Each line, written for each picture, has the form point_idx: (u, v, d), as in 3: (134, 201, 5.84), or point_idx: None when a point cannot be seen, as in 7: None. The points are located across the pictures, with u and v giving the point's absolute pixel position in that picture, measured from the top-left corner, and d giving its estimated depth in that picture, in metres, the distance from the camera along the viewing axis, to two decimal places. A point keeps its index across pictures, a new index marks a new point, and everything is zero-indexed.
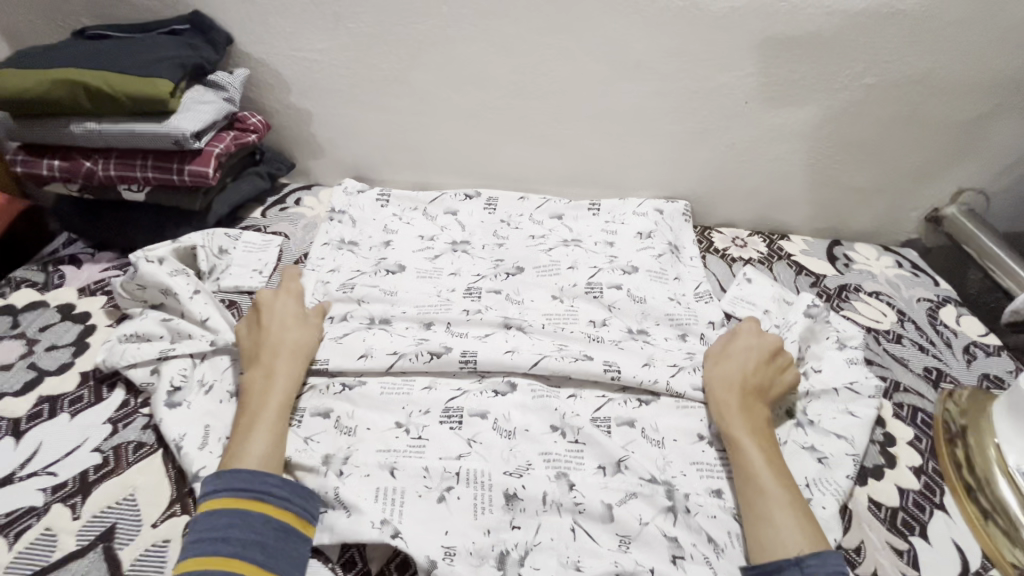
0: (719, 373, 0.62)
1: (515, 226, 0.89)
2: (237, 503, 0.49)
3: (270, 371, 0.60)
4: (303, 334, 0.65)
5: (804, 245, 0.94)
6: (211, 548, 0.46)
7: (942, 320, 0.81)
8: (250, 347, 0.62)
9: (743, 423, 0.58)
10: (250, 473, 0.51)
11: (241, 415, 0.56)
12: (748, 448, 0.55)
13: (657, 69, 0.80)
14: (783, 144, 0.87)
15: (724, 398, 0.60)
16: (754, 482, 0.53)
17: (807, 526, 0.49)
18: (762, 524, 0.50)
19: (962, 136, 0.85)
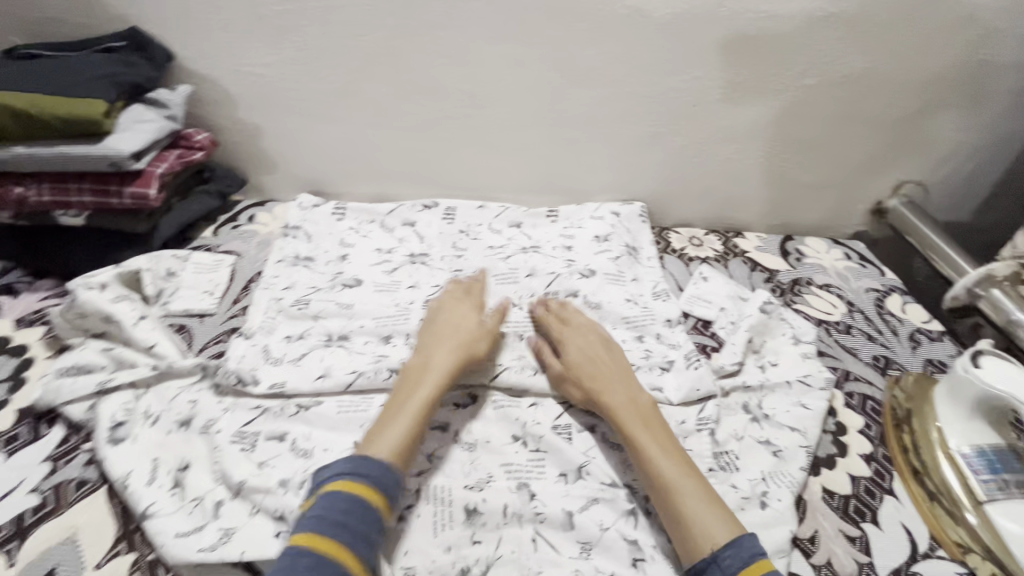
0: (585, 375, 0.61)
1: (475, 236, 0.89)
2: (354, 490, 0.49)
3: (427, 362, 0.60)
4: (481, 330, 0.64)
5: (757, 242, 0.96)
6: (318, 527, 0.46)
7: (889, 309, 0.84)
8: (421, 336, 0.64)
9: (633, 420, 0.57)
10: (381, 466, 0.51)
11: (393, 401, 0.57)
12: (647, 446, 0.55)
13: (606, 75, 0.81)
14: (733, 144, 0.90)
15: (608, 400, 0.59)
16: (663, 483, 0.52)
17: (721, 512, 0.50)
18: (682, 523, 0.50)
19: (898, 130, 0.89)
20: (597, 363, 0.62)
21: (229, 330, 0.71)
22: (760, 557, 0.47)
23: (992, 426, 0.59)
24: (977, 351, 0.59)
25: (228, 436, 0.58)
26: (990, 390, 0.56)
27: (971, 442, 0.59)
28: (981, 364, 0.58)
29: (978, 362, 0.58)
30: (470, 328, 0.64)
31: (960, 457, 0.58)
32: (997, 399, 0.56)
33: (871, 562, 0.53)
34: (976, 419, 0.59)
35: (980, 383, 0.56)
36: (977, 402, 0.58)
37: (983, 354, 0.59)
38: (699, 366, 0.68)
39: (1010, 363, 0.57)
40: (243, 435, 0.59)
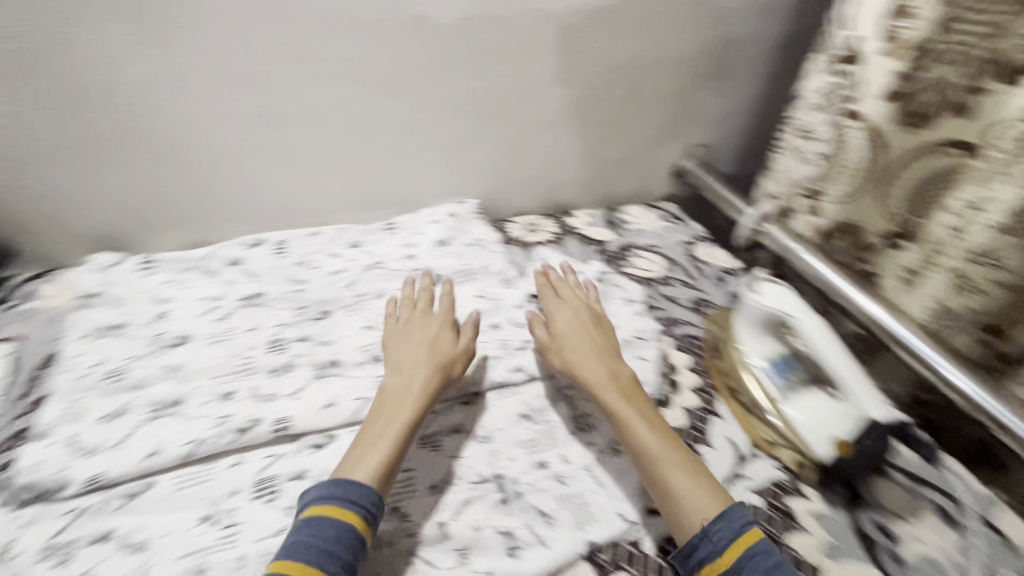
0: (570, 357, 0.65)
1: (313, 265, 0.85)
2: (340, 516, 0.48)
3: (408, 382, 0.60)
4: (458, 346, 0.66)
5: (586, 218, 1.05)
6: (303, 553, 0.45)
7: (699, 257, 0.97)
8: (394, 357, 0.64)
9: (616, 394, 0.60)
10: (352, 487, 0.50)
11: (371, 423, 0.57)
12: (629, 418, 0.58)
13: (410, 85, 0.82)
14: (544, 133, 0.97)
15: (593, 378, 0.62)
16: (648, 460, 0.55)
17: (709, 487, 0.52)
18: (672, 496, 0.52)
19: (675, 103, 1.02)
20: (583, 346, 0.66)
21: (17, 433, 0.60)
22: (749, 527, 0.49)
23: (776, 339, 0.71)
24: (758, 279, 0.69)
25: (34, 555, 0.49)
26: (770, 311, 0.67)
27: (765, 355, 0.70)
28: (762, 291, 0.68)
29: (759, 288, 0.69)
30: (448, 345, 0.65)
31: (758, 370, 0.69)
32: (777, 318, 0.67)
33: None
34: (765, 336, 0.71)
35: (763, 307, 0.67)
36: (765, 321, 0.70)
37: (762, 282, 0.69)
38: None
39: (782, 285, 0.68)
40: (54, 548, 0.50)
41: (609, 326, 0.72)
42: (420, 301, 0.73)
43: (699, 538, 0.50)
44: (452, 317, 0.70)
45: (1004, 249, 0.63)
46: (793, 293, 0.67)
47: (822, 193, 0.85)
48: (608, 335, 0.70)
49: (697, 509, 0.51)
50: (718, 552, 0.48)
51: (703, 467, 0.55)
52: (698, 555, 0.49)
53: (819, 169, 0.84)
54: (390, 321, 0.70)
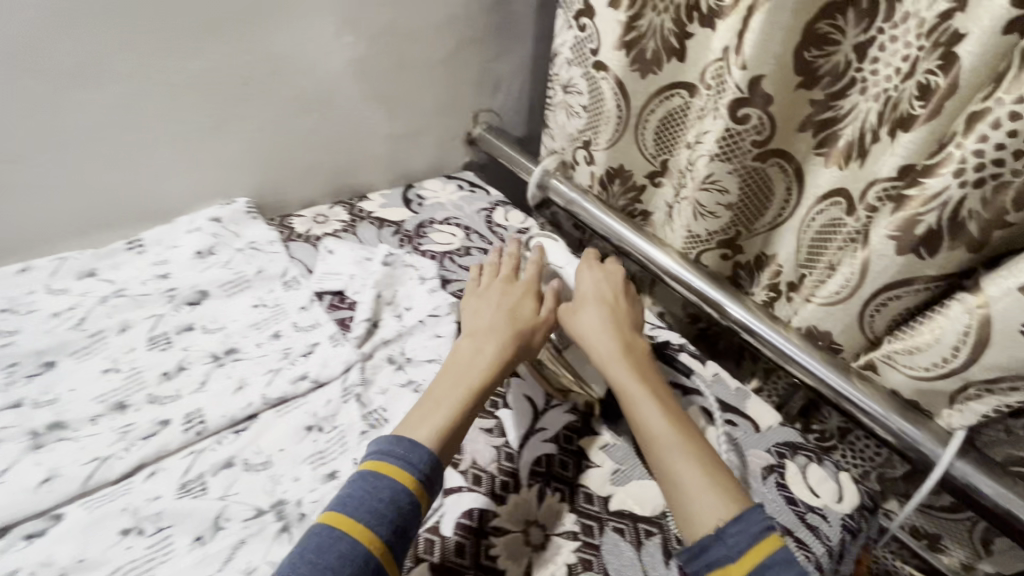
0: (585, 326, 0.64)
1: (27, 309, 0.68)
2: (398, 477, 0.47)
3: (478, 346, 0.60)
4: (539, 314, 0.65)
5: (381, 200, 0.99)
6: (359, 510, 0.45)
7: (497, 222, 0.97)
8: (470, 319, 0.64)
9: (631, 380, 0.59)
10: (413, 443, 0.50)
11: (439, 384, 0.57)
12: (643, 406, 0.56)
13: (115, 75, 0.70)
14: (307, 116, 0.88)
15: (606, 354, 0.61)
16: (661, 447, 0.53)
17: (723, 487, 0.50)
18: (683, 487, 0.50)
19: (449, 69, 0.99)
20: (602, 325, 0.64)
21: None
22: (767, 533, 0.46)
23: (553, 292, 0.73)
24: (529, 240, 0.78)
25: None
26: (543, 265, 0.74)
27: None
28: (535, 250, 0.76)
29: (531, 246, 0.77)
30: (528, 310, 0.65)
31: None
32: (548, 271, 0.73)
33: (506, 440, 0.61)
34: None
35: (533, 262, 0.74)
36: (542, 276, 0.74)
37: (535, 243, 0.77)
38: (343, 342, 0.68)
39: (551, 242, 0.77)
40: None
41: (638, 303, 0.70)
42: (505, 263, 0.71)
43: (708, 537, 0.47)
44: (536, 282, 0.69)
45: (720, 174, 0.68)
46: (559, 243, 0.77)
47: (594, 142, 0.87)
48: (635, 308, 0.69)
49: (709, 507, 0.48)
50: (733, 555, 0.45)
51: (722, 466, 0.52)
52: (707, 557, 0.46)
53: (585, 120, 0.87)
54: (472, 285, 0.70)
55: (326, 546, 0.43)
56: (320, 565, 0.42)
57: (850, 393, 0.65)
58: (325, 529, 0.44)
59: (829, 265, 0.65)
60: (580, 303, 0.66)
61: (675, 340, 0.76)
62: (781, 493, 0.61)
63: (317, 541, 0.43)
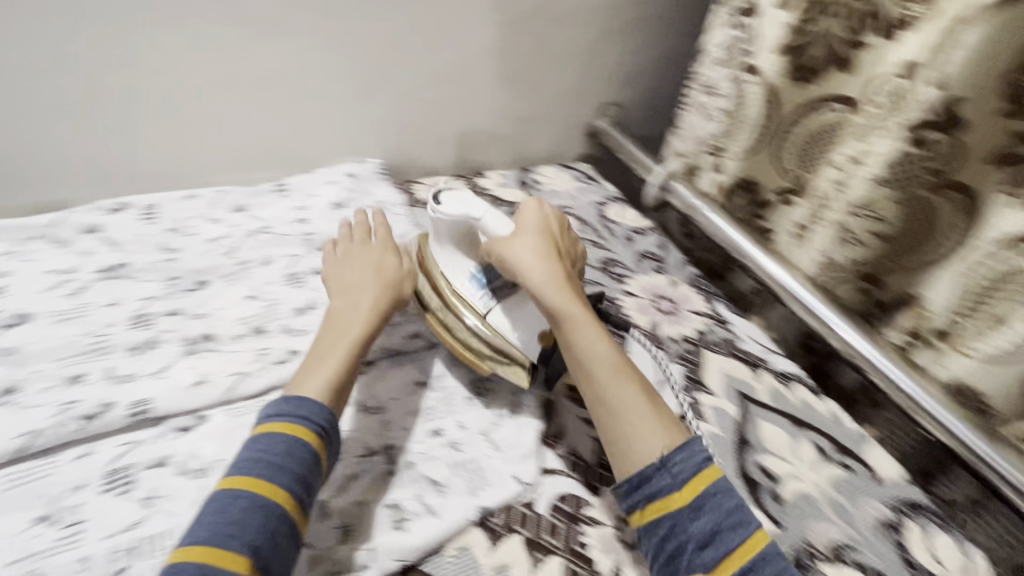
0: (526, 255, 0.59)
1: (189, 232, 0.76)
2: (291, 431, 0.48)
3: (352, 307, 0.59)
4: (403, 268, 0.65)
5: (498, 179, 1.01)
6: (257, 468, 0.45)
7: (610, 217, 0.96)
8: (337, 282, 0.62)
9: (575, 312, 0.57)
10: (314, 407, 0.50)
11: (320, 342, 0.57)
12: (590, 340, 0.55)
13: (293, 30, 0.76)
14: (444, 86, 0.91)
15: (552, 283, 0.57)
16: (609, 380, 0.54)
17: (663, 415, 0.53)
18: (629, 418, 0.52)
19: (585, 59, 0.99)
20: (546, 253, 0.60)
21: None
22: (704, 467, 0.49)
23: (468, 251, 0.66)
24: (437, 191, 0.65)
25: None
26: (453, 219, 0.64)
27: (467, 271, 0.64)
28: (441, 201, 0.64)
29: (439, 201, 0.64)
30: (395, 267, 0.64)
31: (462, 291, 0.63)
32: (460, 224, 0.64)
33: None
34: (449, 249, 0.66)
35: (444, 216, 0.63)
36: (452, 232, 0.65)
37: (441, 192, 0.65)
38: None
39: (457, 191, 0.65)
40: None
41: (573, 240, 0.67)
42: (358, 224, 0.69)
43: (656, 465, 0.49)
44: (390, 240, 0.68)
45: (880, 201, 0.65)
46: (473, 201, 0.64)
47: (725, 150, 0.82)
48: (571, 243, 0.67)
49: (659, 437, 0.51)
50: (677, 483, 0.49)
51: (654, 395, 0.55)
52: (650, 488, 0.49)
53: (719, 126, 0.82)
54: (327, 250, 0.67)
55: (227, 506, 0.43)
56: (226, 523, 0.41)
57: (998, 463, 0.60)
58: (222, 492, 0.44)
59: (996, 319, 0.58)
60: (526, 237, 0.61)
61: (789, 369, 0.73)
62: (898, 551, 0.56)
63: (218, 503, 0.43)
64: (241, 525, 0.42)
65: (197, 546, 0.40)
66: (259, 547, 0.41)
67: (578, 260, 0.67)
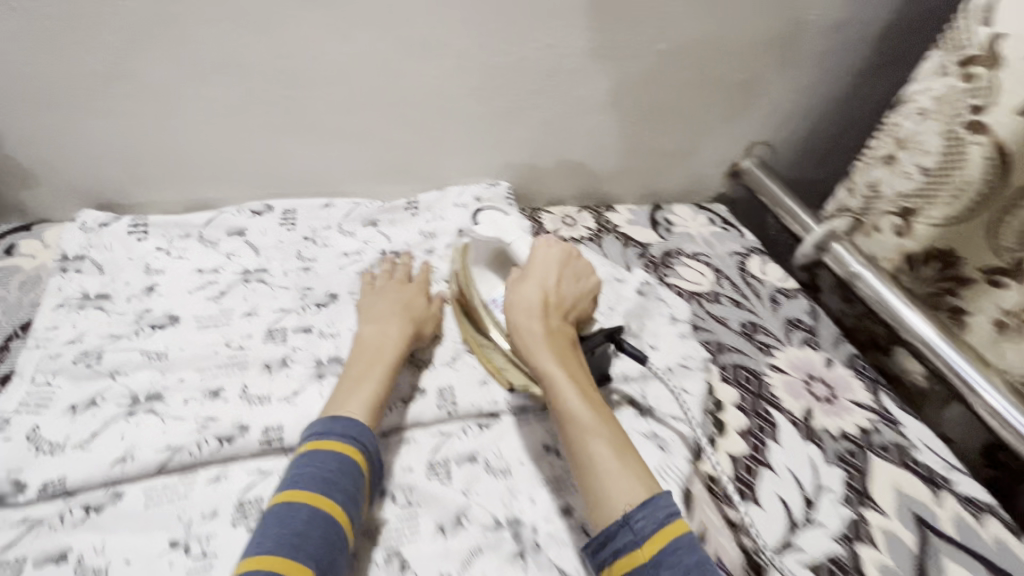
0: (514, 302, 0.57)
1: (323, 243, 0.76)
2: (338, 448, 0.48)
3: (384, 336, 0.60)
4: (431, 309, 0.66)
5: (628, 215, 0.94)
6: (313, 483, 0.45)
7: (751, 272, 0.86)
8: (366, 313, 0.63)
9: (551, 359, 0.53)
10: (358, 428, 0.50)
11: (352, 366, 0.57)
12: (562, 391, 0.51)
13: (452, 47, 0.70)
14: (591, 115, 0.83)
15: (529, 326, 0.55)
16: (575, 436, 0.49)
17: (632, 473, 0.47)
18: (592, 472, 0.47)
19: (745, 93, 0.89)
20: (533, 289, 0.57)
21: None
22: (675, 517, 0.44)
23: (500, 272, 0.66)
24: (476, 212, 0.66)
25: None
26: (488, 240, 0.64)
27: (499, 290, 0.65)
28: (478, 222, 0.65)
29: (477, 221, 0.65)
30: (423, 308, 0.65)
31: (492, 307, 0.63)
32: (494, 246, 0.64)
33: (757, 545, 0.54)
34: (484, 266, 0.66)
35: (479, 236, 0.64)
36: (487, 252, 0.65)
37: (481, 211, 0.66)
38: None
39: (496, 213, 0.65)
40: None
41: (590, 275, 0.61)
42: (389, 265, 0.71)
43: (615, 525, 0.44)
44: (429, 285, 0.69)
45: None
46: (510, 223, 0.64)
47: (921, 214, 0.70)
48: (584, 271, 0.61)
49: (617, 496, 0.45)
50: (639, 541, 0.43)
51: (632, 450, 0.49)
52: (615, 545, 0.44)
53: (920, 184, 0.70)
54: (365, 286, 0.68)
55: (287, 518, 0.43)
56: (288, 534, 0.42)
57: None
58: (282, 506, 0.44)
59: None
60: (521, 276, 0.59)
61: (981, 497, 0.60)
62: None
63: (279, 515, 0.43)
64: (303, 537, 0.42)
65: (264, 558, 0.40)
66: (320, 563, 0.41)
67: (592, 291, 0.61)
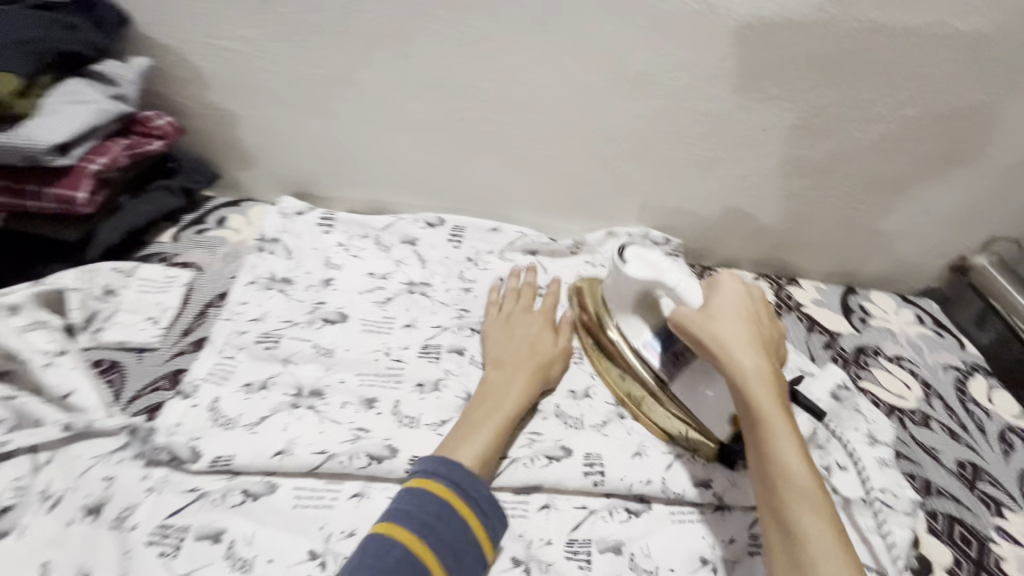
0: (730, 333, 0.50)
1: (483, 266, 0.74)
2: (441, 494, 0.45)
3: (508, 379, 0.56)
4: (559, 347, 0.62)
5: (815, 294, 0.81)
6: (411, 523, 0.43)
7: (973, 396, 0.70)
8: (492, 353, 0.60)
9: (772, 408, 0.46)
10: (463, 472, 0.47)
11: (476, 404, 0.54)
12: (780, 443, 0.44)
13: (664, 88, 0.64)
14: (799, 179, 0.72)
15: (749, 364, 0.48)
16: (790, 494, 0.43)
17: (850, 555, 0.40)
18: (799, 542, 0.41)
19: (1005, 178, 0.72)
20: (737, 321, 0.51)
21: (171, 375, 0.56)
22: None
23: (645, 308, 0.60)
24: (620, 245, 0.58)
25: (146, 533, 0.44)
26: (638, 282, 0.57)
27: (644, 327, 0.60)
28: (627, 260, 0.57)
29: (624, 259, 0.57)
30: (550, 349, 0.61)
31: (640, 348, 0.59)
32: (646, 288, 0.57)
33: None
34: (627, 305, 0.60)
35: (631, 279, 0.56)
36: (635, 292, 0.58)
37: (630, 246, 0.58)
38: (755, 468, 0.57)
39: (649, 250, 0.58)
40: (166, 532, 0.45)
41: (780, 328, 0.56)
42: (523, 290, 0.68)
43: None
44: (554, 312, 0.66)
45: None
46: (661, 259, 0.57)
47: None
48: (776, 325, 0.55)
49: (825, 572, 0.39)
50: None
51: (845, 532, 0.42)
52: None
53: None
54: (492, 307, 0.67)
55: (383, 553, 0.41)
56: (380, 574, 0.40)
57: None
58: (379, 537, 0.42)
59: None
60: (729, 304, 0.52)
61: None
62: None
63: (374, 547, 0.42)
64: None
65: None
66: None
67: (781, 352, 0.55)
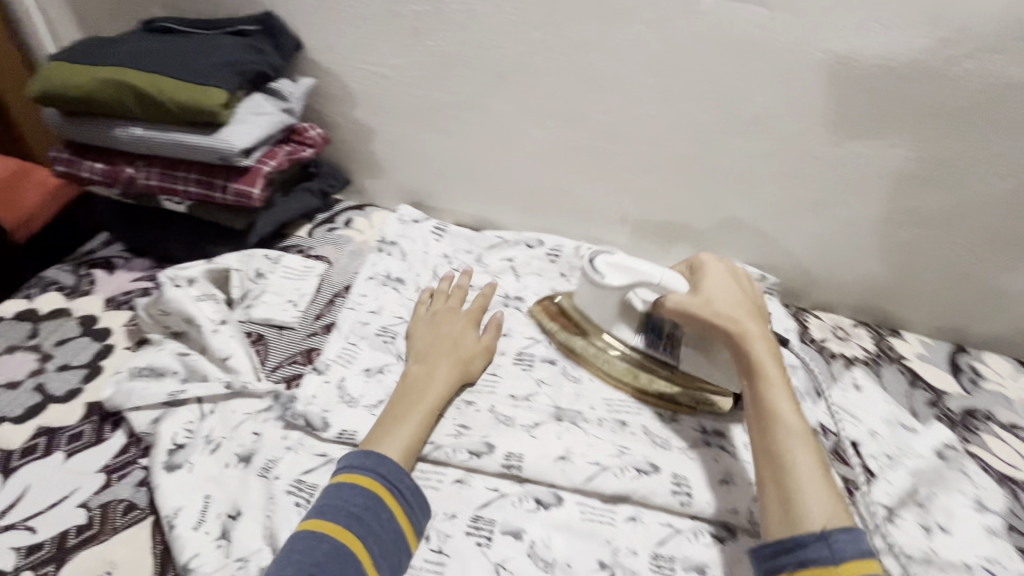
0: (729, 300, 0.57)
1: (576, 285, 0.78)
2: (365, 485, 0.47)
3: (428, 373, 0.59)
4: (479, 344, 0.64)
5: (918, 348, 0.78)
6: (338, 516, 0.45)
7: None
8: (415, 348, 0.62)
9: (768, 365, 0.52)
10: (386, 461, 0.50)
11: (400, 397, 0.56)
12: (774, 393, 0.50)
13: (778, 130, 0.66)
14: (909, 229, 0.71)
15: (749, 326, 0.54)
16: (781, 435, 0.48)
17: (833, 493, 0.45)
18: (786, 477, 0.46)
19: None
20: (735, 299, 0.57)
21: (306, 352, 0.65)
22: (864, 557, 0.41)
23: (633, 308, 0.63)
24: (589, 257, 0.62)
25: (286, 484, 0.51)
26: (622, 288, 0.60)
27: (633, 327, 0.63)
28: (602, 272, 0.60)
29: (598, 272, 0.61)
30: (471, 346, 0.63)
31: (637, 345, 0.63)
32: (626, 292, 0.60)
33: None
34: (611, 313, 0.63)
35: (614, 287, 0.60)
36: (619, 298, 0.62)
37: (597, 258, 0.62)
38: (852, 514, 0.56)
39: (615, 254, 0.61)
40: (301, 486, 0.51)
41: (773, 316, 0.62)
42: (450, 291, 0.70)
43: (811, 535, 0.42)
44: (481, 312, 0.68)
45: None
46: (627, 258, 0.60)
47: None
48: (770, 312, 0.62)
49: (810, 503, 0.44)
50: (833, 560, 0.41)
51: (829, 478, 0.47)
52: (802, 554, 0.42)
53: None
54: (419, 309, 0.68)
55: (313, 547, 0.43)
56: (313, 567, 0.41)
57: None
58: (309, 534, 0.44)
59: None
60: (731, 281, 0.59)
61: None
62: None
63: (303, 544, 0.43)
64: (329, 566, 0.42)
65: None
66: None
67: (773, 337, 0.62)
